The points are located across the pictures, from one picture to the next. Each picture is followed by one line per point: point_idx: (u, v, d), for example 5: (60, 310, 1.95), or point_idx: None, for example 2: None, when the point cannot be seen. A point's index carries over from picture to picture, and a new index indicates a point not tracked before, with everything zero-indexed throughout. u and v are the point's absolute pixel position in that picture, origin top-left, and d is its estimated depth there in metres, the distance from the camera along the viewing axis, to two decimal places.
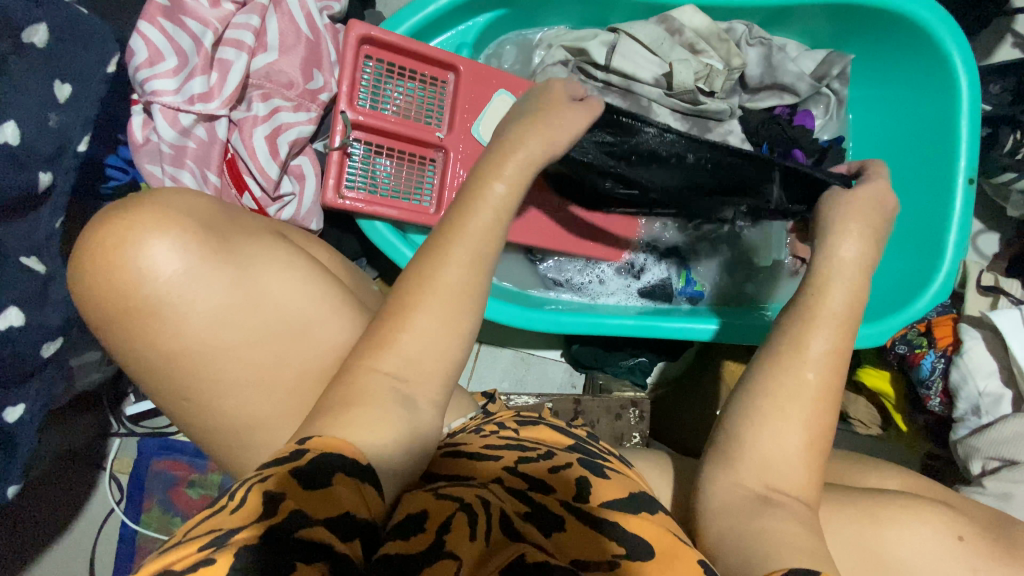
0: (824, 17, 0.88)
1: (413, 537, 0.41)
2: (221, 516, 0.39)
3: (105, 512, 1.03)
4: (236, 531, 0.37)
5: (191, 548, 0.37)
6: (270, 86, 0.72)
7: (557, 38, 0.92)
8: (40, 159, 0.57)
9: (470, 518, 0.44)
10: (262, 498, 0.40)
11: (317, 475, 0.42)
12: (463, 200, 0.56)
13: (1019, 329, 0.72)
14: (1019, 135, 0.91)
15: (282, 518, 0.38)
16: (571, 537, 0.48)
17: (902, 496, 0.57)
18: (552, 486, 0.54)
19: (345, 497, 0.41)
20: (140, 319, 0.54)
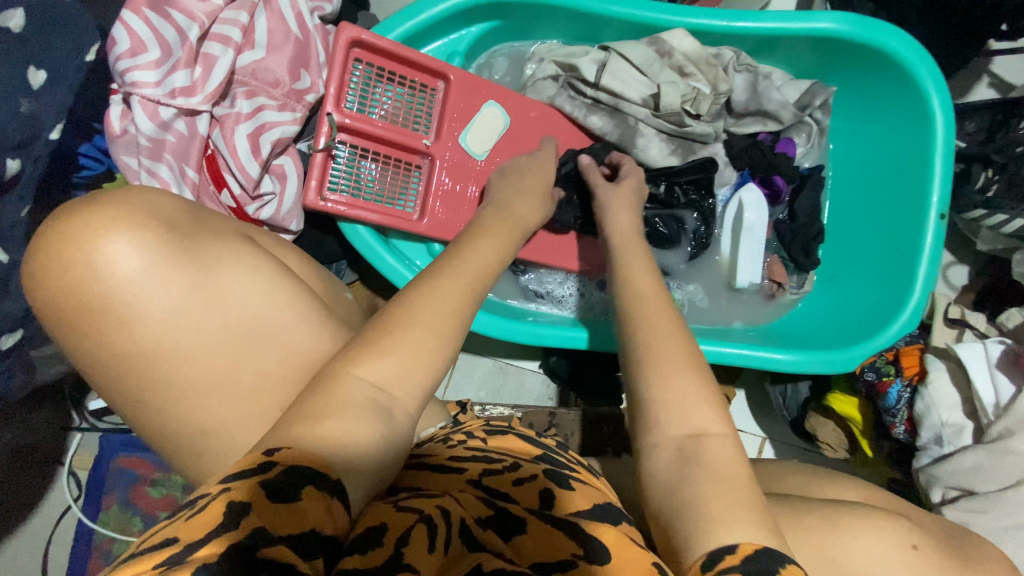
0: (809, 48, 0.90)
1: (372, 552, 0.41)
2: (178, 523, 0.40)
3: (62, 508, 1.01)
4: (192, 547, 0.37)
5: (149, 563, 0.37)
6: (256, 84, 0.71)
7: (549, 53, 0.93)
8: (9, 146, 0.55)
9: (429, 530, 0.44)
10: (220, 510, 0.40)
11: (285, 488, 0.42)
12: (460, 250, 0.66)
13: (981, 362, 0.74)
14: (991, 171, 0.94)
15: (244, 534, 0.38)
16: (533, 538, 0.48)
17: (865, 509, 0.58)
18: (516, 499, 0.54)
19: (310, 513, 0.41)
20: (98, 316, 0.53)
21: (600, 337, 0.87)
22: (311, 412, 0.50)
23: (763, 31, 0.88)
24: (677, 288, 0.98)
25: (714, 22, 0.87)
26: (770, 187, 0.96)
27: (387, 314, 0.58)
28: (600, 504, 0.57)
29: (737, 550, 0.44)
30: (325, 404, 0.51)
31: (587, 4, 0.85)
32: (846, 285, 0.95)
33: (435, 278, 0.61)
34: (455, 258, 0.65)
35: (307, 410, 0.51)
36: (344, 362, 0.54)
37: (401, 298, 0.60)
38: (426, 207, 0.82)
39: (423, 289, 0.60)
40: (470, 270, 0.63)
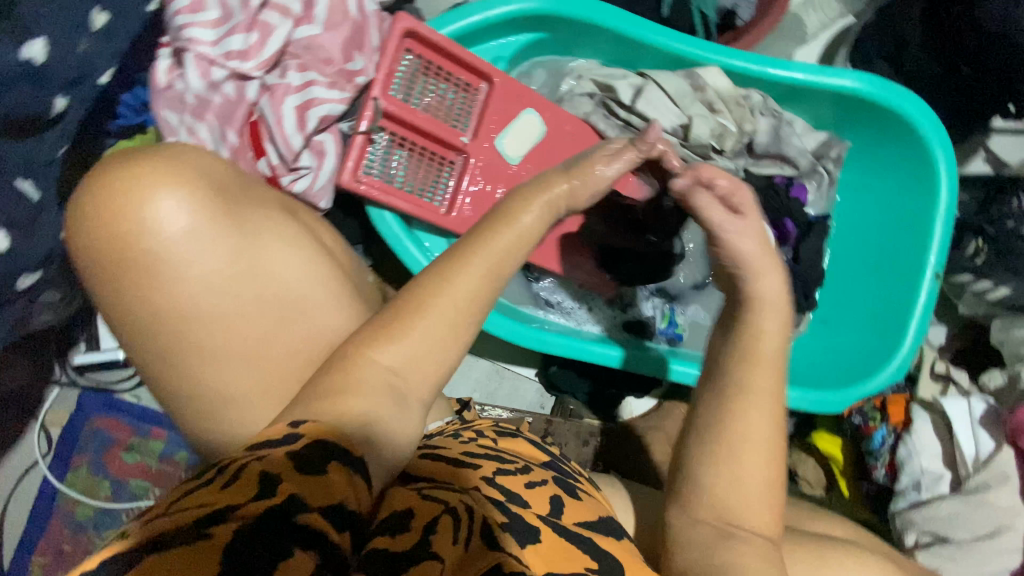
0: (830, 103, 0.95)
1: (404, 534, 0.42)
2: (209, 491, 0.39)
3: (26, 465, 0.97)
4: (232, 508, 0.37)
5: (183, 520, 0.36)
6: (308, 58, 0.71)
7: (588, 71, 0.96)
8: (60, 83, 0.55)
9: (454, 521, 0.45)
10: (255, 479, 0.39)
11: (313, 460, 0.43)
12: (498, 218, 0.64)
13: (965, 419, 0.79)
14: (981, 241, 1.01)
15: (281, 500, 0.38)
16: (546, 549, 0.50)
17: (851, 546, 0.61)
18: (529, 500, 0.55)
19: (338, 484, 0.42)
20: (140, 270, 0.53)
21: (633, 350, 0.90)
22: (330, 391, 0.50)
23: (792, 81, 0.92)
24: (681, 313, 1.00)
25: (748, 65, 0.92)
26: (781, 229, 0.98)
27: (411, 290, 0.59)
28: (606, 517, 0.59)
29: None
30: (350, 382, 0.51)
31: (632, 30, 0.88)
32: (838, 330, 0.99)
33: (463, 259, 0.60)
34: (487, 233, 0.62)
35: (336, 401, 0.51)
36: (375, 342, 0.55)
37: (432, 272, 0.60)
38: (455, 202, 0.83)
39: (452, 274, 0.59)
40: (498, 260, 0.61)
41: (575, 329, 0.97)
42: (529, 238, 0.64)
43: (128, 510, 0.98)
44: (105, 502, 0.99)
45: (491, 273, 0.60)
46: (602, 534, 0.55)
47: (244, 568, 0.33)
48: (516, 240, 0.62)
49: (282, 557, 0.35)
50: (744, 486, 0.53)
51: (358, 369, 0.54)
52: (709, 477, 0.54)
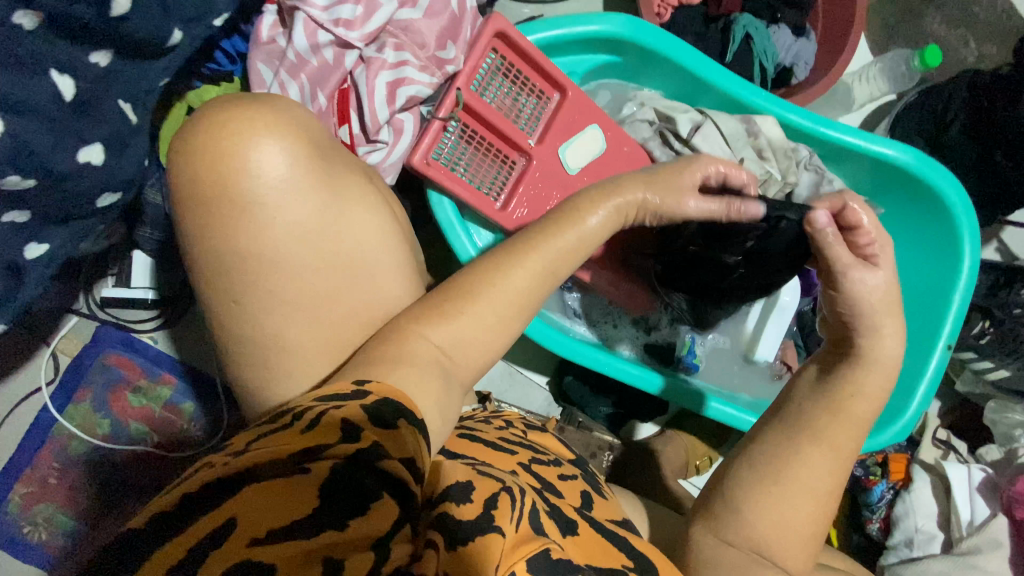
0: (871, 169, 1.00)
1: (465, 504, 0.42)
2: (291, 434, 0.41)
3: (30, 389, 0.97)
4: (320, 451, 0.40)
5: (276, 457, 0.39)
6: (405, 40, 0.74)
7: (650, 100, 1.00)
8: (182, 17, 0.56)
9: (511, 500, 0.45)
10: (335, 427, 0.41)
11: (386, 414, 0.44)
12: (560, 216, 0.66)
13: (964, 484, 0.83)
14: (987, 323, 1.04)
15: (365, 445, 0.40)
16: (583, 541, 0.49)
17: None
18: (563, 489, 0.57)
19: (410, 441, 0.42)
20: (235, 210, 0.55)
21: (675, 381, 0.93)
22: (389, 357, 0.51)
23: (841, 142, 0.97)
24: (700, 344, 1.04)
25: (802, 121, 0.97)
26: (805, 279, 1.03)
27: (478, 269, 0.61)
28: (629, 520, 0.61)
29: None
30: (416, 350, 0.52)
31: (700, 70, 0.93)
32: None
33: (531, 250, 0.62)
34: (561, 227, 0.65)
35: (397, 356, 0.53)
36: (439, 315, 0.57)
37: (501, 257, 0.61)
38: (510, 200, 0.85)
39: (518, 265, 0.61)
40: (559, 257, 0.63)
41: (599, 343, 1.00)
42: (592, 240, 0.66)
43: (126, 451, 0.97)
44: (102, 440, 0.97)
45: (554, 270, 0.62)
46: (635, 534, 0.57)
47: (337, 505, 0.37)
48: (578, 242, 0.65)
49: (371, 500, 0.38)
50: (776, 508, 0.57)
51: (406, 342, 0.54)
52: (750, 498, 0.58)
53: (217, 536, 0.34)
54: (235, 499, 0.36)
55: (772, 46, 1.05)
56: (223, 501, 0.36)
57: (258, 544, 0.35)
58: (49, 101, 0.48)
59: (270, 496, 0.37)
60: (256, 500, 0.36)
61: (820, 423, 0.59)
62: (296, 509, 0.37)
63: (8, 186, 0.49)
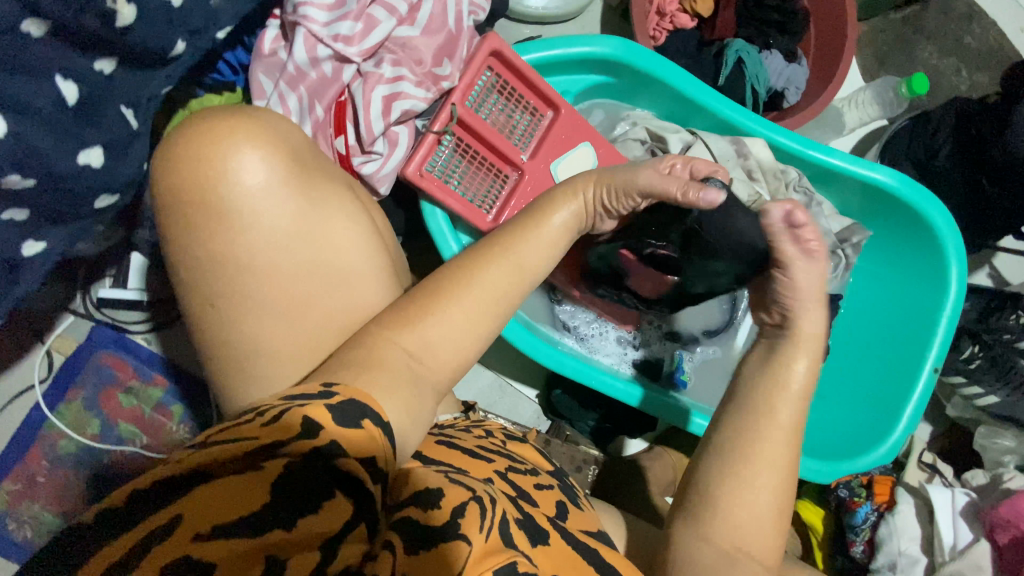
0: (859, 192, 1.01)
1: (433, 511, 0.43)
2: (252, 428, 0.42)
3: (23, 386, 0.98)
4: (278, 447, 0.41)
5: (235, 451, 0.40)
6: (402, 56, 0.76)
7: (644, 120, 1.03)
8: (186, 29, 0.58)
9: (481, 509, 0.45)
10: (296, 423, 0.42)
11: (349, 415, 0.45)
12: (524, 219, 0.68)
13: (946, 507, 0.84)
14: (977, 347, 1.05)
15: (323, 442, 0.41)
16: (551, 551, 0.49)
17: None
18: (539, 498, 0.58)
19: (370, 441, 0.44)
20: (212, 215, 0.57)
21: (657, 395, 0.93)
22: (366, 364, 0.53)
23: (827, 164, 0.99)
24: (689, 358, 1.04)
25: (790, 143, 0.98)
26: None
27: (451, 267, 0.63)
28: (605, 531, 0.61)
29: None
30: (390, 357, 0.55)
31: (691, 92, 0.95)
32: (834, 407, 1.03)
33: (503, 249, 0.64)
34: (532, 225, 0.67)
35: (380, 364, 0.54)
36: (423, 320, 0.58)
37: (474, 254, 0.64)
38: (502, 213, 0.87)
39: (493, 270, 0.62)
40: (532, 261, 0.65)
41: (586, 355, 1.00)
42: (558, 239, 0.67)
43: (112, 452, 0.98)
44: (91, 440, 0.98)
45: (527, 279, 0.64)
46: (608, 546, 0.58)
47: (291, 501, 0.38)
48: (550, 251, 0.67)
49: (325, 497, 0.40)
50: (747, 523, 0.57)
51: (380, 350, 0.55)
52: (724, 513, 0.58)
53: (166, 528, 0.35)
54: (188, 494, 0.37)
55: (765, 71, 1.08)
56: (175, 496, 0.37)
57: (205, 537, 0.35)
58: (53, 105, 0.50)
59: (228, 489, 0.38)
60: (208, 495, 0.37)
61: (796, 441, 0.60)
62: (248, 503, 0.38)
63: (8, 185, 0.50)
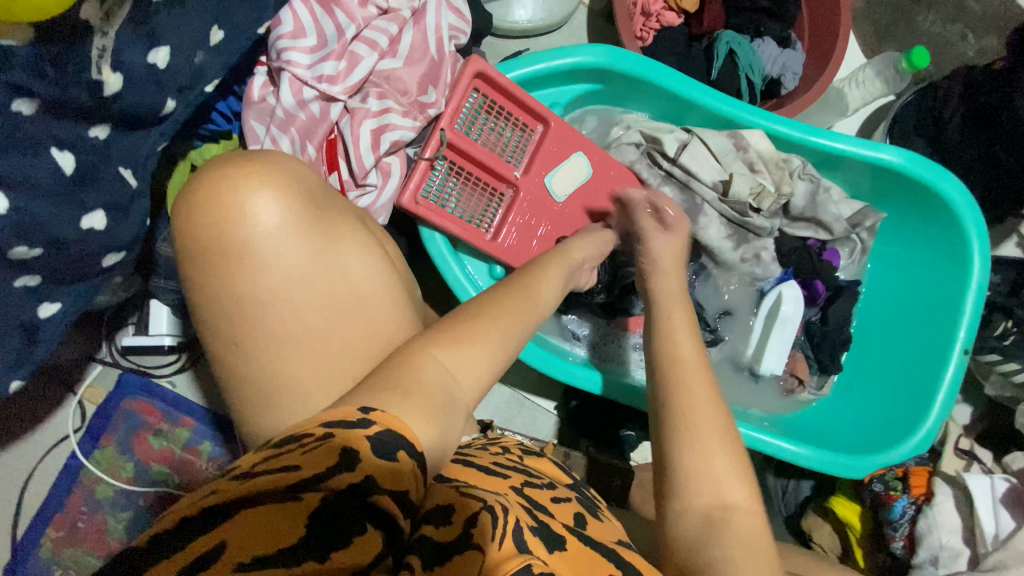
0: (869, 174, 0.98)
1: (445, 526, 0.43)
2: (293, 456, 0.41)
3: (59, 437, 1.02)
4: (319, 479, 0.40)
5: (274, 483, 0.39)
6: (388, 88, 0.78)
7: (636, 123, 1.02)
8: (174, 87, 0.60)
9: (493, 518, 0.44)
10: (336, 452, 0.41)
11: (388, 445, 0.44)
12: (533, 268, 0.74)
13: (986, 495, 0.80)
14: (1010, 323, 0.99)
15: (361, 478, 0.40)
16: (574, 555, 0.50)
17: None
18: (556, 510, 0.58)
19: (408, 475, 0.43)
20: (231, 258, 0.58)
21: None
22: (392, 384, 0.53)
23: (832, 150, 0.95)
24: (716, 349, 1.03)
25: (790, 131, 0.95)
26: (809, 289, 1.01)
27: (452, 316, 0.63)
28: (626, 541, 0.60)
29: None
30: (414, 378, 0.54)
31: (682, 90, 0.94)
32: (865, 397, 1.00)
33: (508, 308, 0.66)
34: (531, 288, 0.70)
35: (391, 381, 0.53)
36: (439, 343, 0.59)
37: (488, 303, 0.66)
38: (500, 230, 0.88)
39: (497, 300, 0.66)
40: (542, 295, 0.70)
41: (598, 364, 0.98)
42: (558, 282, 0.74)
43: (146, 494, 1.01)
44: (126, 484, 1.01)
45: (531, 313, 0.67)
46: (632, 551, 0.58)
47: (322, 538, 0.38)
48: (551, 285, 0.72)
49: (357, 532, 0.39)
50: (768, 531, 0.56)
51: (418, 362, 0.56)
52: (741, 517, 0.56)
53: (207, 558, 0.35)
54: (228, 523, 0.37)
55: (758, 60, 1.05)
56: (213, 526, 0.37)
57: (244, 569, 0.35)
58: (51, 176, 0.52)
59: (264, 522, 0.37)
60: (245, 528, 0.37)
61: None
62: (286, 537, 0.37)
63: (17, 256, 0.53)
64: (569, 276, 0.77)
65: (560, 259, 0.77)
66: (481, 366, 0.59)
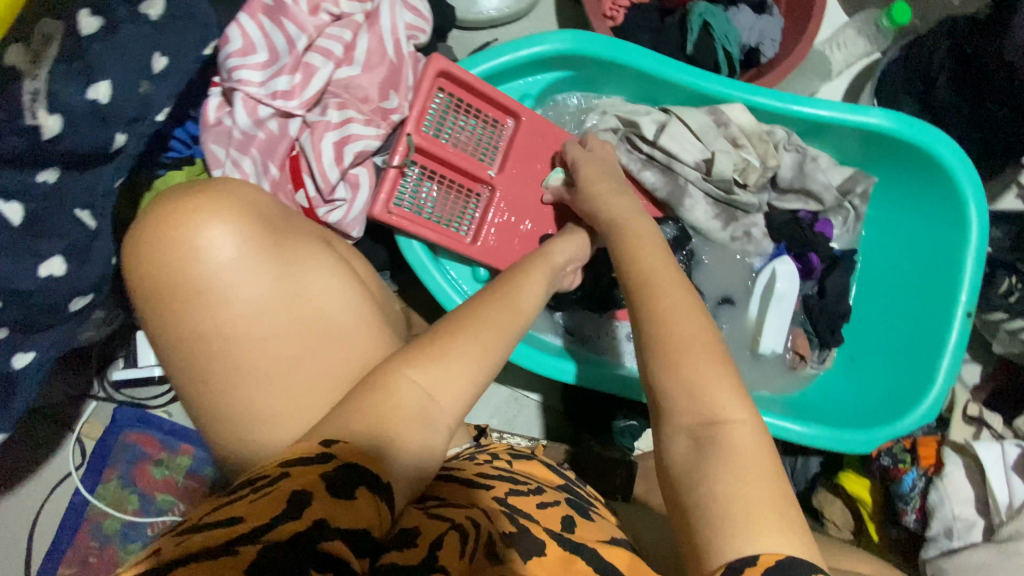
0: (857, 139, 0.94)
1: (409, 549, 0.42)
2: (242, 505, 0.40)
3: (61, 475, 1.02)
4: (263, 529, 0.38)
5: (214, 538, 0.37)
6: (347, 97, 0.76)
7: (612, 108, 0.99)
8: (121, 121, 0.58)
9: (461, 537, 0.46)
10: (285, 497, 0.40)
11: (344, 485, 0.43)
12: (513, 274, 0.72)
13: (998, 463, 0.78)
14: (1015, 279, 0.96)
15: (308, 523, 0.39)
16: (548, 562, 0.50)
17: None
18: (539, 519, 0.56)
19: (364, 511, 0.42)
20: (188, 294, 0.56)
21: None
22: (364, 415, 0.51)
23: (816, 117, 0.92)
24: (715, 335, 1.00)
25: (771, 102, 0.92)
26: (804, 262, 0.99)
27: (433, 331, 0.61)
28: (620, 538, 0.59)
29: (758, 562, 0.42)
30: (388, 405, 0.53)
31: (656, 69, 0.91)
32: (869, 368, 0.97)
33: (491, 316, 0.64)
34: (511, 293, 0.68)
35: (363, 410, 0.52)
36: (411, 361, 0.56)
37: (464, 313, 0.64)
38: (479, 232, 0.86)
39: (476, 308, 0.64)
40: (523, 298, 0.68)
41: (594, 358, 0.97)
42: (537, 283, 0.71)
43: (154, 524, 1.01)
44: (132, 515, 1.01)
45: (515, 317, 0.65)
46: (621, 549, 0.56)
47: None
48: (530, 288, 0.70)
49: None
50: None
51: (391, 385, 0.54)
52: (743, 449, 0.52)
53: None
54: None
55: (734, 30, 1.01)
56: None
57: None
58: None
59: None
60: None
61: None
62: None
63: None
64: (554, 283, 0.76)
65: (540, 260, 0.75)
66: (463, 383, 0.57)
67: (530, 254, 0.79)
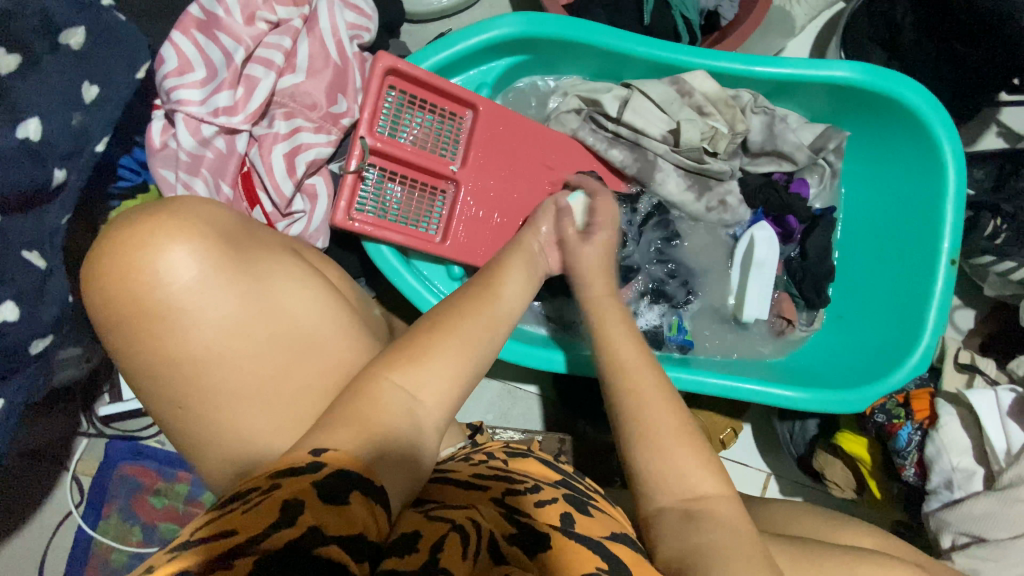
0: (825, 94, 0.92)
1: (410, 555, 0.41)
2: (233, 518, 0.39)
3: (61, 514, 1.02)
4: (256, 539, 0.36)
5: (206, 553, 0.36)
6: (294, 106, 0.75)
7: (572, 88, 0.97)
8: (58, 155, 0.57)
9: (463, 538, 0.45)
10: (277, 508, 0.39)
11: (336, 490, 0.42)
12: (489, 272, 0.70)
13: (993, 410, 0.77)
14: (999, 220, 0.93)
15: (300, 531, 0.38)
16: (558, 556, 0.48)
17: (877, 555, 0.59)
18: (537, 517, 0.52)
19: (359, 515, 0.41)
20: (152, 320, 0.54)
21: None
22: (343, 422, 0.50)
23: (779, 76, 0.89)
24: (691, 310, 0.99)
25: (732, 65, 0.89)
26: (782, 226, 0.97)
27: (407, 334, 0.59)
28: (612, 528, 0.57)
29: None
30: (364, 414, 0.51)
31: (610, 44, 0.88)
32: (857, 324, 0.96)
33: (461, 317, 0.61)
34: (488, 287, 0.67)
35: (344, 416, 0.51)
36: (392, 366, 0.55)
37: (436, 315, 0.62)
38: (448, 229, 0.84)
39: (457, 306, 0.63)
40: (493, 291, 0.66)
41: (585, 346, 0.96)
42: (515, 274, 0.70)
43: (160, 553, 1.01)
44: (137, 547, 1.01)
45: (490, 311, 0.64)
46: (625, 547, 0.53)
47: None
48: (507, 279, 0.68)
49: None
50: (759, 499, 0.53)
51: (371, 392, 0.53)
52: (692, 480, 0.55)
53: None
54: None
55: None
56: None
57: None
58: None
59: None
60: None
61: None
62: None
63: None
64: (536, 276, 0.74)
65: (517, 253, 0.74)
66: (435, 386, 0.55)
67: (507, 245, 0.78)
